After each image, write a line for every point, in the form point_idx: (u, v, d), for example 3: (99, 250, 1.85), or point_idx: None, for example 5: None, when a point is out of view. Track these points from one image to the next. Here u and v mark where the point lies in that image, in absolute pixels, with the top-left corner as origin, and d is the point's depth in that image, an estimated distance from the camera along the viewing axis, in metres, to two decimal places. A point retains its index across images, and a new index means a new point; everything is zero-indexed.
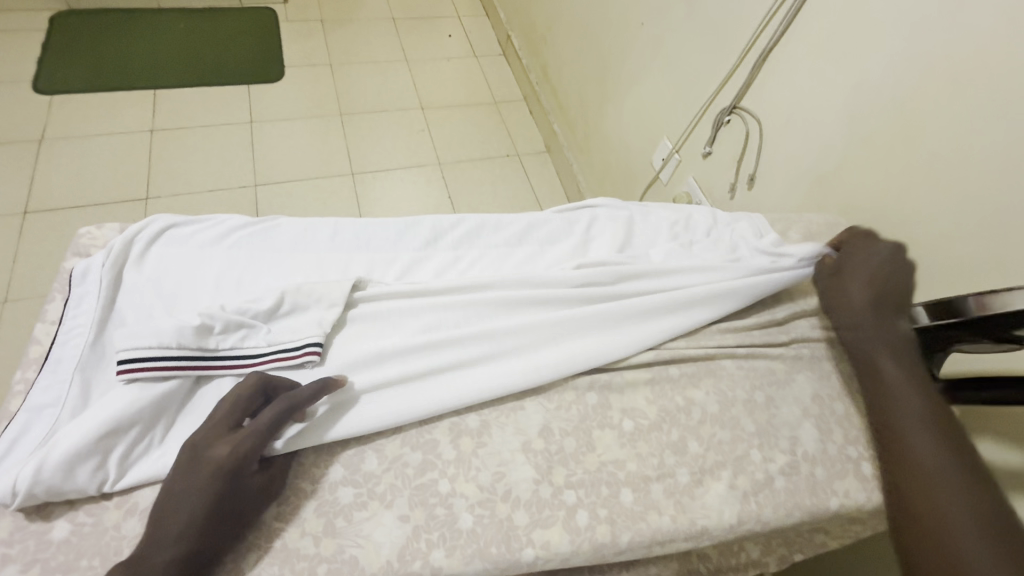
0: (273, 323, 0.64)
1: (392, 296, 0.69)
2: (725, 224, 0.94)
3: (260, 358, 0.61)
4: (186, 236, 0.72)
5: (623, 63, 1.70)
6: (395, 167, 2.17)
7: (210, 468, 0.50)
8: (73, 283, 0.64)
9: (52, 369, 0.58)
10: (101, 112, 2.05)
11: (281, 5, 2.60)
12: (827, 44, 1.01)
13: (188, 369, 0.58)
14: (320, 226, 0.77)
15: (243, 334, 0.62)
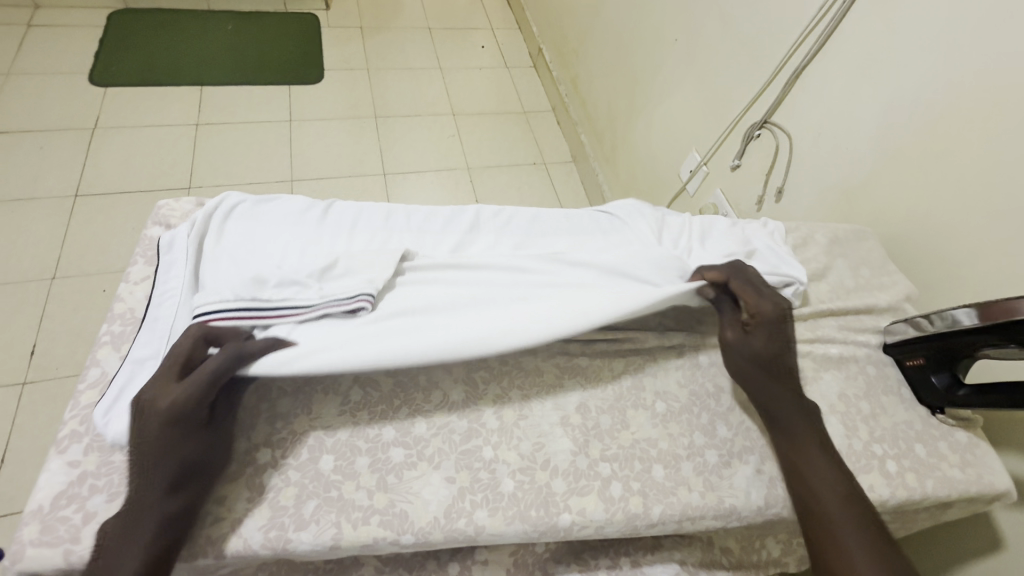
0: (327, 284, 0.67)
1: (438, 271, 0.73)
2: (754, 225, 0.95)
3: (315, 311, 0.64)
4: (259, 209, 0.79)
5: (654, 76, 1.75)
6: (425, 170, 2.24)
7: (157, 419, 0.52)
8: (160, 252, 0.71)
9: (150, 327, 0.65)
10: (150, 105, 2.16)
11: (323, 11, 2.70)
12: (860, 65, 1.05)
13: (257, 320, 0.62)
14: (373, 212, 0.82)
15: (298, 290, 0.65)
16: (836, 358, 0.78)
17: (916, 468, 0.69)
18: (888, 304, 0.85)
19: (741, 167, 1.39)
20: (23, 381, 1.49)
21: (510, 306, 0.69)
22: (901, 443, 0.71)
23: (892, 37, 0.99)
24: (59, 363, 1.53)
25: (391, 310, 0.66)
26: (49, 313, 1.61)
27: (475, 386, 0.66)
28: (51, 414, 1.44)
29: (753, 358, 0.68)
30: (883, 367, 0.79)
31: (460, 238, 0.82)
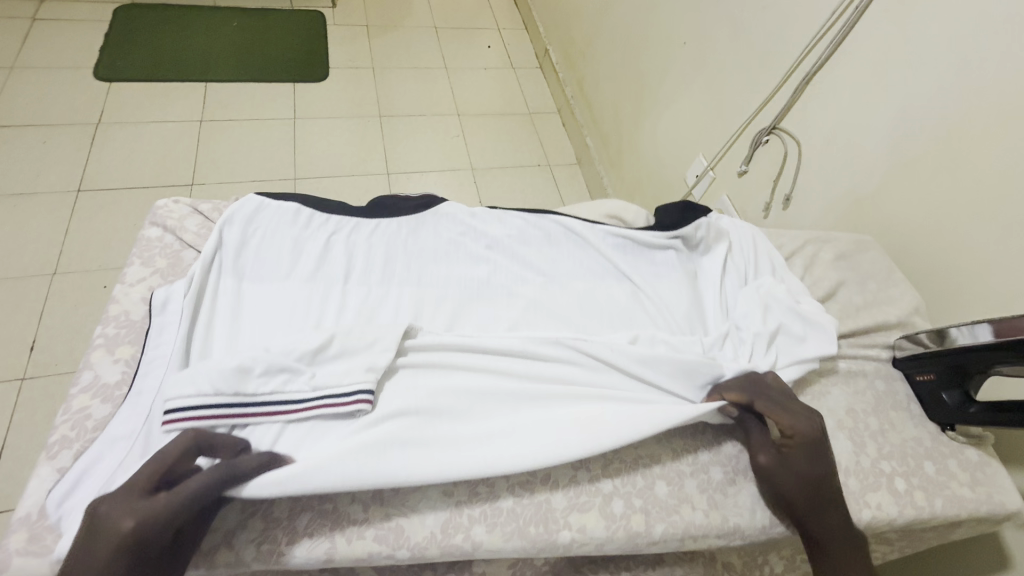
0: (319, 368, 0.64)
1: (441, 348, 0.69)
2: (764, 249, 0.90)
3: (306, 404, 0.61)
4: (256, 260, 0.77)
5: (661, 80, 1.73)
6: (429, 170, 2.22)
7: (113, 540, 0.48)
8: (153, 314, 0.70)
9: (134, 400, 0.64)
10: (154, 101, 2.15)
11: (329, 9, 2.70)
12: (872, 72, 1.04)
13: (241, 417, 0.60)
14: (374, 264, 0.80)
15: (287, 377, 0.62)
16: (844, 373, 0.76)
17: (925, 486, 0.67)
18: (897, 317, 0.83)
19: (748, 173, 1.37)
20: (20, 377, 1.48)
21: (513, 407, 0.67)
22: (911, 460, 0.69)
23: (906, 44, 0.97)
24: (57, 359, 1.52)
25: (389, 406, 0.63)
26: (49, 308, 1.61)
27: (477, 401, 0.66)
28: (49, 410, 1.43)
29: (782, 483, 0.63)
30: (892, 383, 0.77)
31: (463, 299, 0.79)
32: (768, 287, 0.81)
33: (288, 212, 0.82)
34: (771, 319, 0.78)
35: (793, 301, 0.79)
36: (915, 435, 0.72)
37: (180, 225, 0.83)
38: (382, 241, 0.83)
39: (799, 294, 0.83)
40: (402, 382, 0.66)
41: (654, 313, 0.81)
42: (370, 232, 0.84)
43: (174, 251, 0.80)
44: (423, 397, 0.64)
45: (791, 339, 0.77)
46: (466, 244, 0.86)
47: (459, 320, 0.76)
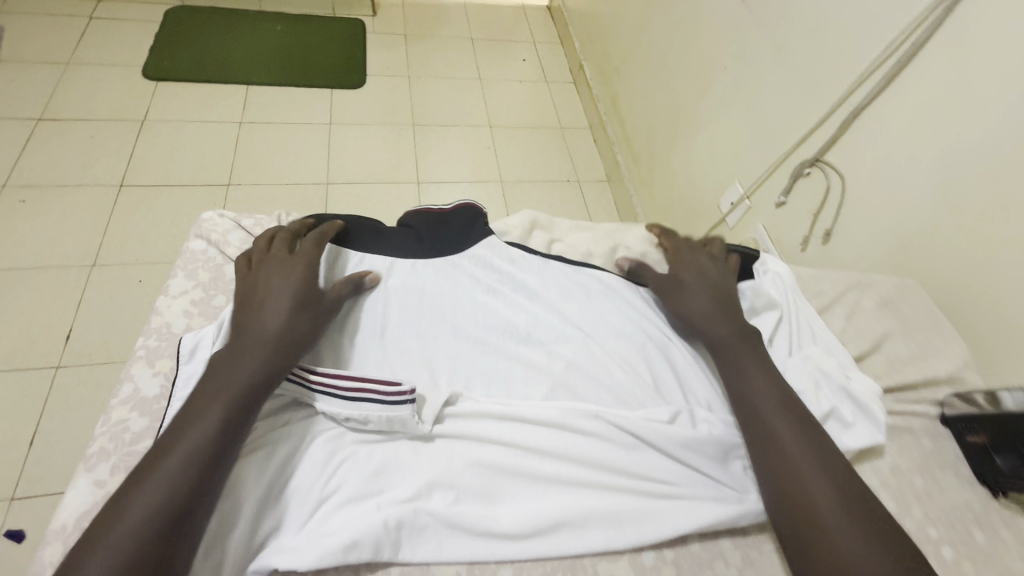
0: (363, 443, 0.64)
1: (481, 415, 0.67)
2: (811, 315, 0.86)
3: (347, 471, 0.61)
4: None
5: (698, 104, 1.71)
6: (458, 180, 2.24)
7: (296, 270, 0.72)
8: (181, 361, 0.67)
9: None
10: (196, 101, 2.21)
11: (369, 17, 2.74)
12: (923, 112, 1.00)
13: (280, 488, 0.60)
14: (408, 315, 0.78)
15: (335, 442, 0.64)
16: (889, 429, 0.73)
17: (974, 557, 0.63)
18: (946, 372, 0.79)
19: (787, 205, 1.34)
20: (56, 364, 1.52)
21: (549, 486, 0.63)
22: (959, 526, 0.65)
23: (963, 84, 0.94)
24: (91, 348, 1.56)
25: (421, 476, 0.61)
26: (87, 299, 1.65)
27: (512, 450, 0.65)
28: (80, 399, 1.47)
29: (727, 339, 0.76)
30: (939, 441, 0.73)
31: (502, 353, 0.76)
32: (816, 359, 0.77)
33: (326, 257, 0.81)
34: (822, 400, 0.72)
35: (843, 379, 0.74)
36: (964, 501, 0.68)
37: (222, 236, 0.85)
38: (417, 291, 0.80)
39: (851, 367, 0.78)
40: (438, 456, 0.63)
41: (699, 381, 0.77)
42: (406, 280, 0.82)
43: (215, 263, 0.82)
44: (460, 473, 0.62)
45: (838, 424, 0.71)
46: (502, 293, 0.83)
47: (496, 380, 0.73)
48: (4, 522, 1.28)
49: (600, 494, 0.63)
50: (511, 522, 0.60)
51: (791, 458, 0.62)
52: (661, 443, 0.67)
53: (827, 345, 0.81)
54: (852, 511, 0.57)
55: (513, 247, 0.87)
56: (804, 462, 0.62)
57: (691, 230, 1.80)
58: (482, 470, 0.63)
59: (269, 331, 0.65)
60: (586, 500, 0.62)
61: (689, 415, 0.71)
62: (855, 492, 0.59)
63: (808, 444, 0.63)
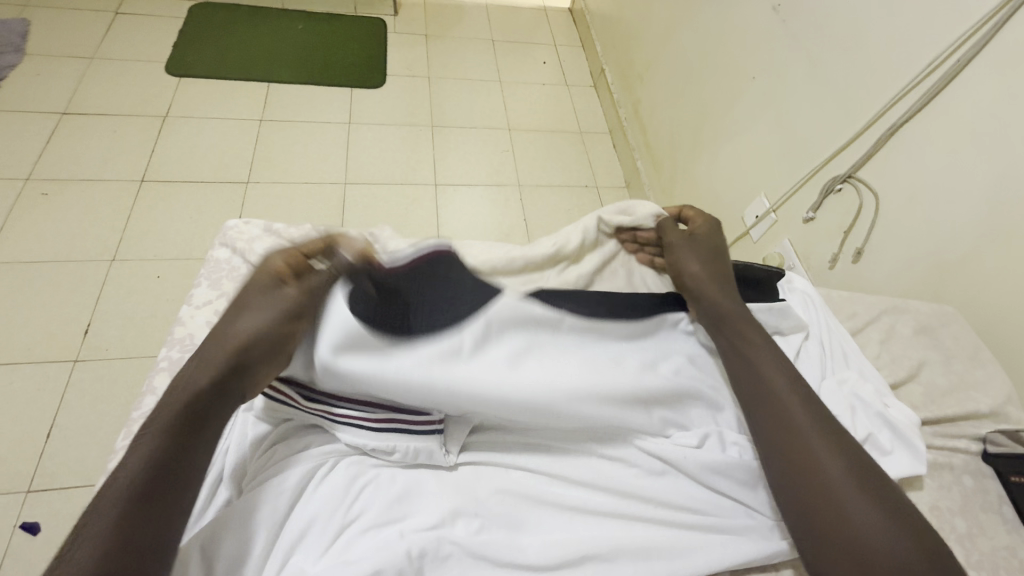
0: (384, 470, 0.64)
1: (503, 441, 0.68)
2: (843, 336, 0.83)
3: (371, 497, 0.60)
4: None
5: (724, 113, 1.68)
6: (475, 183, 2.22)
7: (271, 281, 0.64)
8: None
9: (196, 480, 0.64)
10: (218, 99, 2.22)
11: (391, 17, 2.74)
12: (968, 132, 0.97)
13: (301, 512, 0.59)
14: None
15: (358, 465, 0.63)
16: (929, 465, 0.70)
17: None
18: (988, 406, 0.76)
19: (816, 221, 1.30)
20: (74, 358, 1.53)
21: (576, 513, 0.62)
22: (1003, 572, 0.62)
23: (1011, 105, 0.90)
24: (106, 343, 1.57)
25: (445, 505, 0.60)
26: (106, 293, 1.67)
27: (537, 477, 0.64)
28: (96, 394, 1.48)
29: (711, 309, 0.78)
30: (981, 480, 0.70)
31: None
32: (853, 384, 0.75)
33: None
34: (858, 425, 0.70)
35: (881, 406, 0.71)
36: (1008, 545, 0.65)
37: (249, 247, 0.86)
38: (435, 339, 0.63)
39: (887, 393, 0.75)
40: (461, 484, 0.63)
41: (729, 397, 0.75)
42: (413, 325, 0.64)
43: (239, 274, 0.83)
44: (486, 501, 0.61)
45: (875, 451, 0.68)
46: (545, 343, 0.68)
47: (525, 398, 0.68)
48: (19, 516, 1.29)
49: (629, 525, 0.62)
50: (540, 547, 0.58)
51: (804, 443, 0.61)
52: (687, 468, 0.65)
53: (861, 370, 0.78)
54: (862, 492, 0.56)
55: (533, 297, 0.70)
56: (816, 443, 0.61)
57: None
58: (507, 498, 0.62)
59: (233, 333, 0.59)
60: (616, 533, 0.61)
61: (718, 437, 0.69)
62: (867, 470, 0.58)
63: (814, 422, 0.62)
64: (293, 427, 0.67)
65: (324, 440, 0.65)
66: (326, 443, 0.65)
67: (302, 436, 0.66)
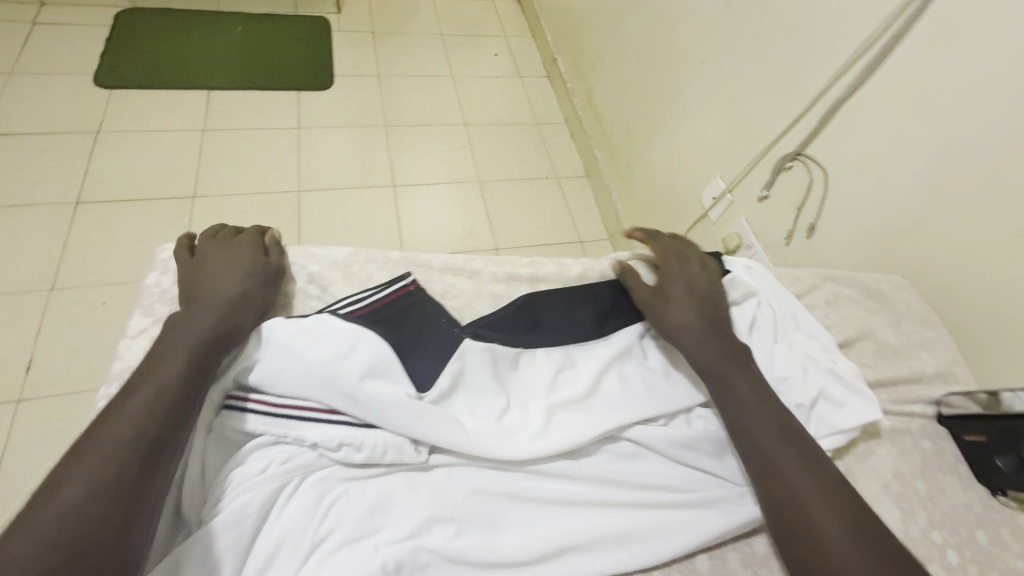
0: (354, 480, 0.56)
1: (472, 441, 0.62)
2: (788, 296, 0.84)
3: (336, 511, 0.53)
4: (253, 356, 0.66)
5: (677, 97, 1.69)
6: (435, 182, 2.19)
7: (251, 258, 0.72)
8: None
9: None
10: (154, 110, 2.10)
11: (335, 15, 2.65)
12: (907, 106, 1.00)
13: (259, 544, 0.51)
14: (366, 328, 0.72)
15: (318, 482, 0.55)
16: (888, 431, 0.72)
17: (979, 559, 0.63)
18: (937, 369, 0.80)
19: (770, 199, 1.33)
20: (16, 398, 1.43)
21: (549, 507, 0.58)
22: (962, 529, 0.65)
23: (946, 76, 0.93)
24: (46, 380, 1.46)
25: (418, 512, 0.54)
26: (47, 325, 1.56)
27: (509, 469, 0.60)
28: (46, 435, 1.39)
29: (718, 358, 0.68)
30: (938, 441, 0.73)
31: None
32: (803, 345, 0.76)
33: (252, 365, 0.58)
34: (811, 384, 0.71)
35: (829, 362, 0.74)
36: (965, 502, 0.68)
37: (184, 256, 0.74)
38: (401, 384, 0.57)
39: (832, 350, 0.77)
40: (435, 486, 0.57)
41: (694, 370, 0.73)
42: (370, 373, 0.57)
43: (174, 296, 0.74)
44: (460, 501, 0.56)
45: (831, 406, 0.70)
46: (504, 380, 0.65)
47: (473, 398, 0.62)
48: None
49: (603, 511, 0.59)
50: (516, 545, 0.55)
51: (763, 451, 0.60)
52: (658, 444, 0.63)
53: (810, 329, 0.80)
54: (827, 495, 0.55)
55: (495, 339, 0.66)
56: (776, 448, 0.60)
57: (673, 225, 1.79)
58: (480, 495, 0.57)
59: (203, 327, 0.62)
60: (590, 521, 0.58)
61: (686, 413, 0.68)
62: (832, 477, 0.57)
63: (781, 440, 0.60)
64: (257, 445, 0.56)
65: (289, 449, 0.56)
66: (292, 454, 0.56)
67: (264, 452, 0.56)
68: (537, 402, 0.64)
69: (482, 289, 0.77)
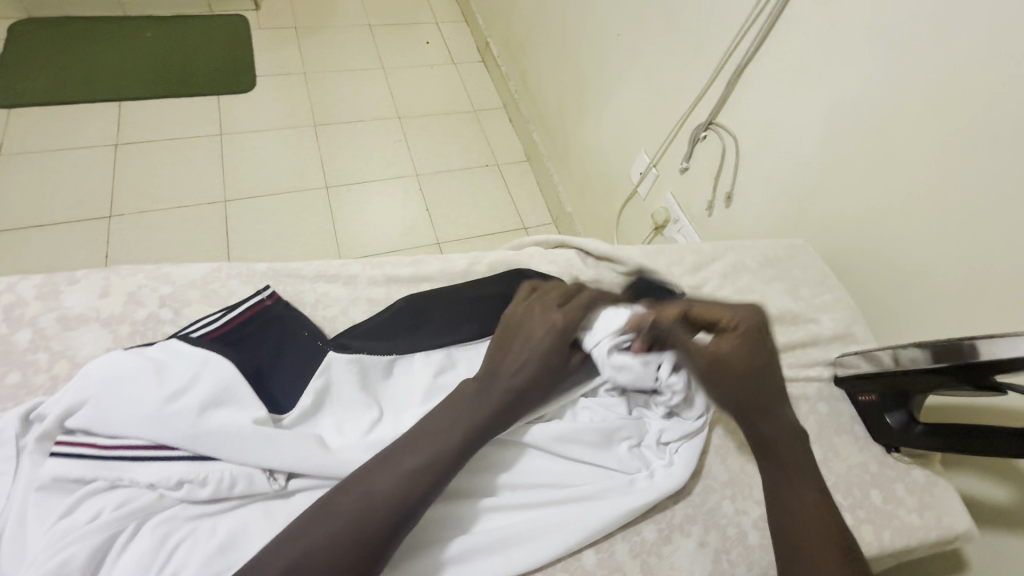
0: (205, 517, 0.51)
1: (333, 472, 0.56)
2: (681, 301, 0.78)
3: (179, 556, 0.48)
4: None
5: (599, 73, 1.66)
6: (371, 180, 2.11)
7: (531, 323, 0.67)
8: None
9: None
10: (57, 129, 1.96)
11: (253, 11, 2.51)
12: (803, 65, 0.98)
13: None
14: None
15: (159, 523, 0.49)
16: None
17: (871, 519, 0.64)
18: (833, 331, 0.80)
19: (690, 170, 1.31)
20: None
21: (457, 517, 0.59)
22: (856, 490, 0.66)
23: (833, 35, 0.92)
24: None
25: None
26: None
27: None
28: None
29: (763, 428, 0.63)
30: (835, 403, 0.74)
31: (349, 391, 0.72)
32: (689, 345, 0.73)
33: (81, 408, 0.53)
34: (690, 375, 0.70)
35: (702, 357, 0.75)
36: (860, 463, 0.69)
37: (8, 294, 0.64)
38: (249, 409, 0.54)
39: None
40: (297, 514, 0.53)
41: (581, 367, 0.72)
42: (213, 402, 0.54)
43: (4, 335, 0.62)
44: None
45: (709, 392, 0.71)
46: (373, 389, 0.63)
47: (341, 414, 0.60)
48: None
49: (498, 513, 0.60)
50: (428, 562, 0.55)
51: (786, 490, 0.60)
52: (540, 443, 0.64)
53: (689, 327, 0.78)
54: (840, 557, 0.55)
55: (363, 349, 0.64)
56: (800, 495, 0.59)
57: (609, 203, 1.77)
58: None
59: (501, 398, 0.59)
60: (475, 528, 0.59)
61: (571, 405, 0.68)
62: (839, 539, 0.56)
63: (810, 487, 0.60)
64: (87, 493, 0.49)
65: (126, 492, 0.50)
66: (129, 497, 0.49)
67: (92, 500, 0.49)
68: (411, 409, 0.62)
69: (358, 294, 0.75)
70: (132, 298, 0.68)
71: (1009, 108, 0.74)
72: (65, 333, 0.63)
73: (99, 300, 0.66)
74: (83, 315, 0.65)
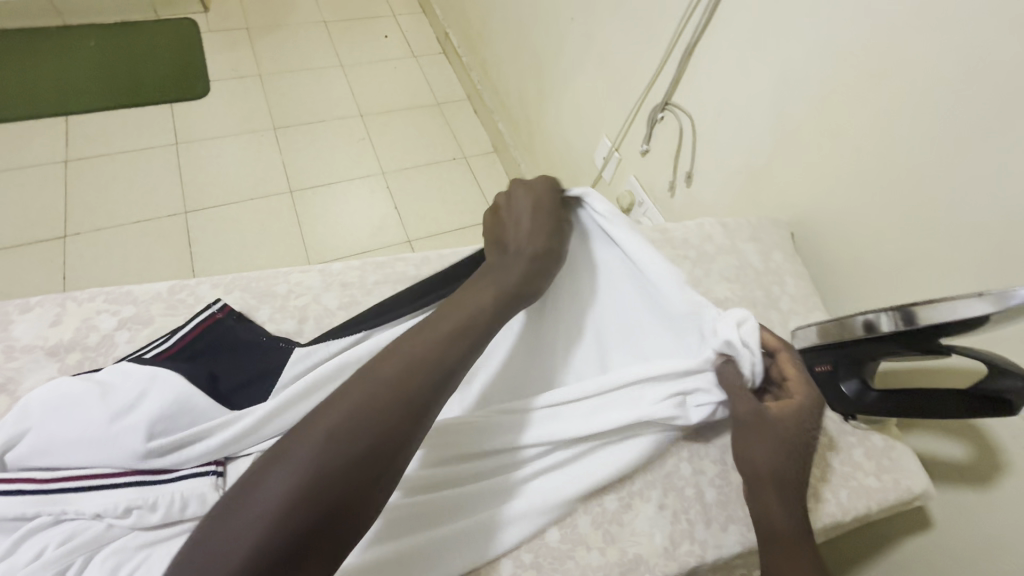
0: (159, 542, 0.50)
1: None
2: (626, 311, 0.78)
3: None
4: None
5: (557, 59, 1.64)
6: (337, 180, 2.07)
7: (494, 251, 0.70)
8: None
9: None
10: (2, 149, 1.88)
11: (202, 14, 2.42)
12: (749, 41, 0.99)
13: None
14: None
15: (106, 557, 0.48)
16: None
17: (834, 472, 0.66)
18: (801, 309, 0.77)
19: (651, 152, 1.31)
20: None
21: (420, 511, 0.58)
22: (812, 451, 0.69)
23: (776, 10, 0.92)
24: None
25: None
26: None
27: None
28: None
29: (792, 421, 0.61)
30: None
31: None
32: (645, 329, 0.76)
33: (20, 441, 0.50)
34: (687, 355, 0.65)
35: None
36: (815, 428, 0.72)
37: None
38: (198, 425, 0.53)
39: None
40: None
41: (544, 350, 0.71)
42: (161, 420, 0.52)
43: None
44: None
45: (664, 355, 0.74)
46: None
47: None
48: None
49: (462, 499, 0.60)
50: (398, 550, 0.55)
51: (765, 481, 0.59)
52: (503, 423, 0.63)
53: None
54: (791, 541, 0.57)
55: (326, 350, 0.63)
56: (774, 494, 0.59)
57: (576, 189, 1.76)
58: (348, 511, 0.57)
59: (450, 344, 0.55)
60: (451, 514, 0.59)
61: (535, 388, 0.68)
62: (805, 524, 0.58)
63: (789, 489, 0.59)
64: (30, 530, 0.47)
65: (70, 526, 0.48)
66: (74, 531, 0.47)
67: (36, 537, 0.47)
68: None
69: (332, 279, 0.74)
70: (85, 324, 0.65)
71: (943, 71, 0.75)
72: (6, 364, 0.60)
73: (48, 328, 0.64)
74: (29, 345, 0.62)
